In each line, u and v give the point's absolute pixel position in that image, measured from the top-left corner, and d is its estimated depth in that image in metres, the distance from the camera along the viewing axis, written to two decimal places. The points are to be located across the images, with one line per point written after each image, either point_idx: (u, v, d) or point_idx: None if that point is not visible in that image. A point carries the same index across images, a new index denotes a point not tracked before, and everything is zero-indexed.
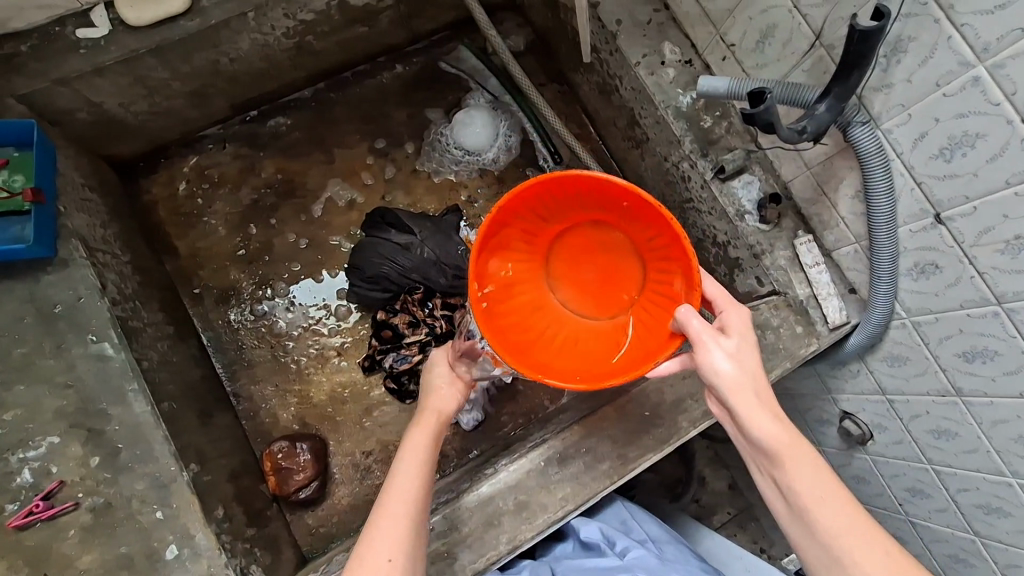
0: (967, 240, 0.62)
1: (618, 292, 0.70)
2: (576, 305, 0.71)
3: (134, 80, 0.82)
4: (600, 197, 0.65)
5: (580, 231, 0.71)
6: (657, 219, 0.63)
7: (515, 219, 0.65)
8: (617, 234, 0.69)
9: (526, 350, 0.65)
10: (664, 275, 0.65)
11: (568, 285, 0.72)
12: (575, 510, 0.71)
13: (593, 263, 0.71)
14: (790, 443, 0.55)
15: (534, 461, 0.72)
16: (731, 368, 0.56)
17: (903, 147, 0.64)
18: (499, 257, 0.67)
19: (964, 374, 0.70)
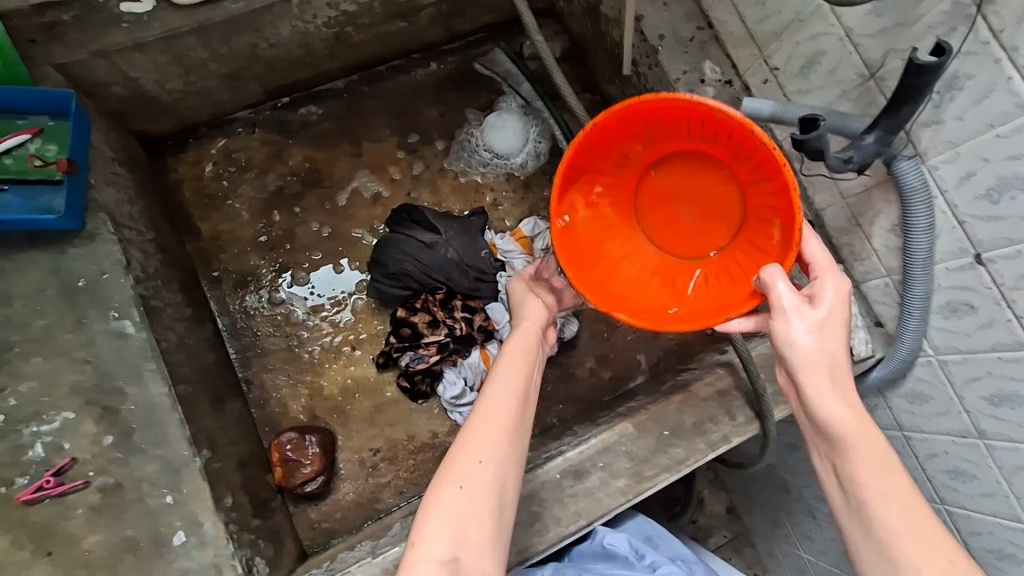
0: (1007, 282, 0.62)
1: (710, 233, 0.70)
2: (665, 238, 0.72)
3: (172, 58, 0.82)
4: (712, 132, 0.62)
5: (687, 163, 0.69)
6: (768, 165, 0.59)
7: (616, 143, 0.66)
8: (725, 173, 0.67)
9: (600, 279, 0.68)
10: (763, 224, 0.64)
11: (661, 218, 0.72)
12: (588, 525, 0.70)
13: (693, 198, 0.70)
14: (863, 436, 0.50)
15: (550, 473, 0.72)
16: (810, 339, 0.52)
17: (947, 185, 0.63)
18: (594, 181, 0.69)
19: (988, 417, 0.70)
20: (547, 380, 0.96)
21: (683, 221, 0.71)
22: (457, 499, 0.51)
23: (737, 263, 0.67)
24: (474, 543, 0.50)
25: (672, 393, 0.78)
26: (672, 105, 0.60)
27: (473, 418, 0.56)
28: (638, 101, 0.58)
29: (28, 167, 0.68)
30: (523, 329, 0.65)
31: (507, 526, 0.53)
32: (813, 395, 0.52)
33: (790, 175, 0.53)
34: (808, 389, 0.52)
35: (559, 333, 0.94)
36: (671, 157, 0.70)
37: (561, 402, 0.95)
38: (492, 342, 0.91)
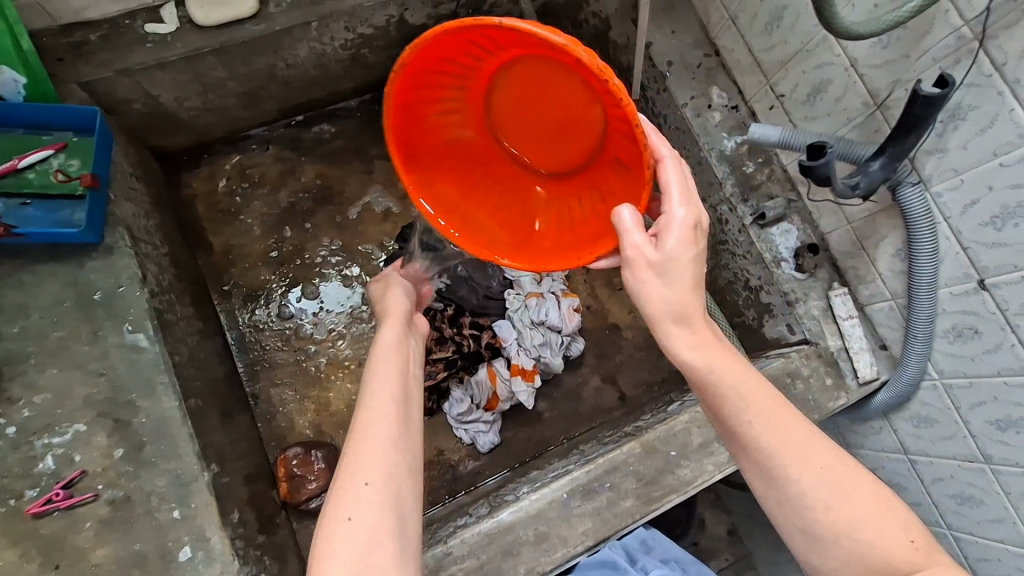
0: (1011, 308, 0.63)
1: (577, 140, 0.63)
2: (532, 151, 0.67)
3: (193, 77, 0.84)
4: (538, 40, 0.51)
5: (534, 68, 0.58)
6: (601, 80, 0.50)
7: (444, 65, 0.58)
8: (573, 80, 0.57)
9: (462, 212, 0.67)
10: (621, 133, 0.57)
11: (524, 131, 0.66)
12: (595, 546, 0.69)
13: (548, 108, 0.62)
14: (712, 351, 0.51)
15: (557, 492, 0.72)
16: (660, 277, 0.50)
17: (951, 212, 0.64)
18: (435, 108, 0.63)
19: (995, 442, 0.70)
20: (553, 398, 0.96)
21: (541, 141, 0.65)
22: (349, 531, 0.47)
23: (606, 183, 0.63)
24: (377, 569, 0.46)
25: (679, 413, 0.78)
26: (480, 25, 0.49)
27: (351, 441, 0.52)
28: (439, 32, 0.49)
29: (51, 181, 0.69)
30: (389, 325, 0.64)
31: (410, 533, 0.50)
32: (666, 334, 0.52)
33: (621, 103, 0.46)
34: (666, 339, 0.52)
35: (565, 351, 0.94)
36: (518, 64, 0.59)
37: (567, 422, 0.95)
38: (499, 360, 0.91)
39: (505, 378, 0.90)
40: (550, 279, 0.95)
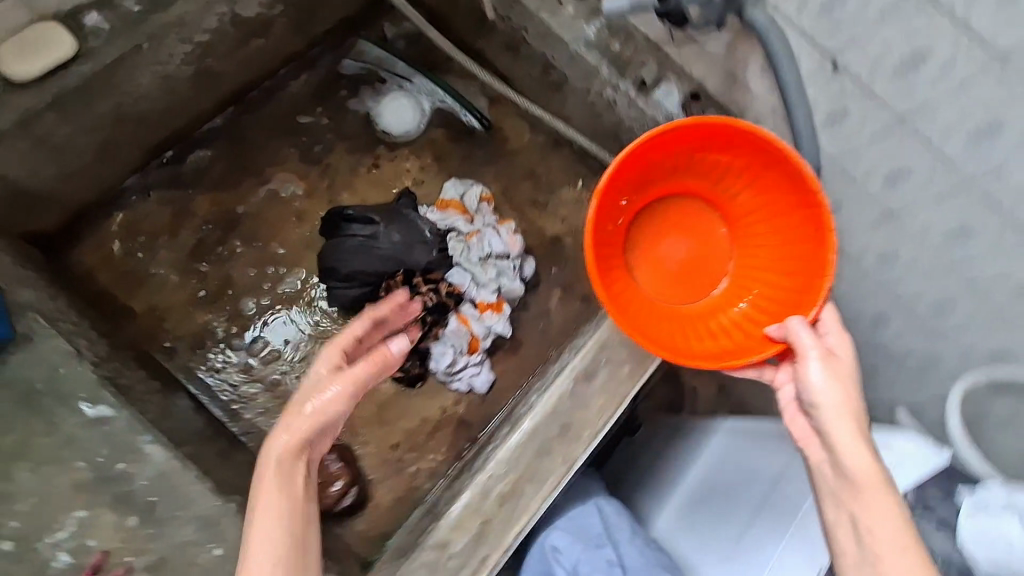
0: (865, 77, 0.71)
1: (694, 278, 0.78)
2: (658, 286, 0.77)
3: (36, 143, 0.78)
4: (697, 164, 0.74)
5: (686, 206, 0.79)
6: (763, 183, 0.70)
7: (637, 167, 0.71)
8: (717, 214, 0.78)
9: (631, 323, 0.71)
10: (766, 262, 0.73)
11: (652, 261, 0.78)
12: (615, 414, 0.74)
13: (679, 240, 0.79)
14: (873, 496, 0.52)
15: (563, 385, 0.76)
16: (827, 385, 0.56)
17: (790, 15, 0.73)
18: (627, 171, 0.70)
19: (892, 197, 0.78)
20: (526, 321, 1.00)
21: (762, 148, 0.67)
22: None
23: (779, 278, 0.71)
24: None
25: None
26: (686, 134, 0.69)
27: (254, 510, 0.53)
28: (731, 118, 0.65)
29: None
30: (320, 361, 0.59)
31: None
32: (830, 429, 0.55)
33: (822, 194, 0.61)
34: (831, 429, 0.55)
35: (520, 274, 0.98)
36: (668, 200, 0.78)
37: (547, 338, 1.00)
38: (466, 304, 0.93)
39: (476, 318, 0.93)
40: (481, 216, 0.99)
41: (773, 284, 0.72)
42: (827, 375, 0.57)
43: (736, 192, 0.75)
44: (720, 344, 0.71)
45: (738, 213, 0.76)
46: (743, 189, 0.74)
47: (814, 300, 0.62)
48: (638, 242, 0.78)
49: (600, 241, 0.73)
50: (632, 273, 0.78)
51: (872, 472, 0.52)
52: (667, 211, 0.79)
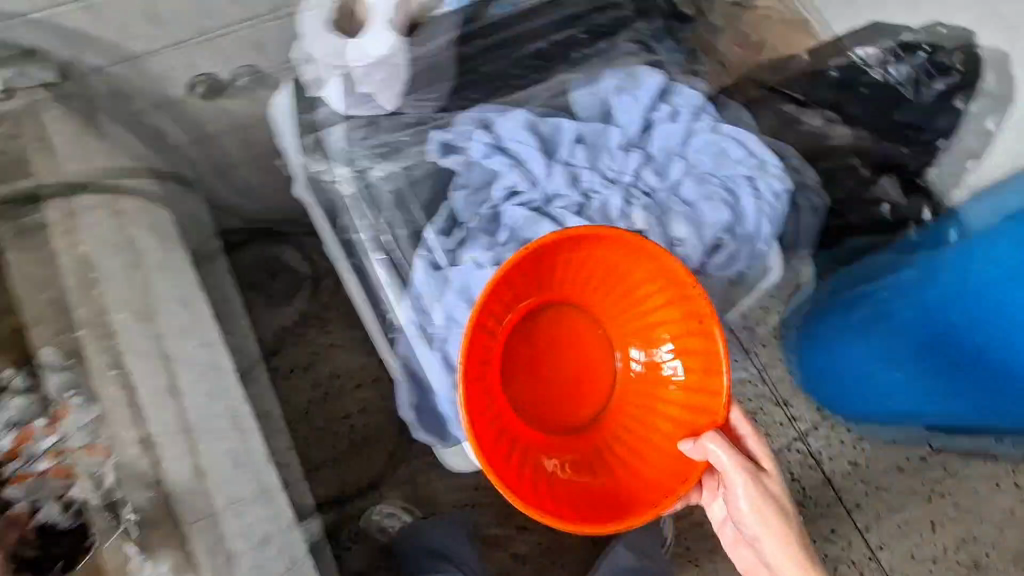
0: None
1: (584, 389, 0.99)
2: (547, 409, 0.97)
3: None
4: (557, 283, 0.95)
5: (557, 328, 0.98)
6: (626, 271, 0.92)
7: (489, 320, 0.88)
8: (600, 331, 1.00)
9: (552, 488, 0.88)
10: (683, 354, 0.91)
11: (526, 377, 0.97)
12: (128, 372, 0.85)
13: (558, 359, 0.98)
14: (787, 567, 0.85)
15: (92, 411, 0.82)
16: (750, 501, 0.86)
17: None
18: (498, 299, 0.88)
19: None
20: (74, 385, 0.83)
21: (648, 261, 0.87)
22: None
23: (681, 356, 0.91)
24: None
25: (47, 298, 0.87)
26: (520, 267, 0.87)
27: None
28: (613, 227, 0.83)
29: None
30: None
31: None
32: (768, 544, 0.87)
33: (705, 303, 0.82)
34: (761, 530, 0.87)
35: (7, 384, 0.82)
36: (540, 319, 0.97)
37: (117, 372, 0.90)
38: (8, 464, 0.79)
39: (28, 458, 0.80)
40: None
41: (674, 356, 0.93)
42: (750, 496, 0.86)
43: (584, 295, 0.98)
44: (661, 434, 0.91)
45: (608, 313, 0.99)
46: (659, 312, 0.92)
47: (721, 406, 0.84)
48: (530, 364, 0.98)
49: (484, 428, 0.85)
50: (547, 428, 0.96)
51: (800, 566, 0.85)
52: (536, 331, 0.97)
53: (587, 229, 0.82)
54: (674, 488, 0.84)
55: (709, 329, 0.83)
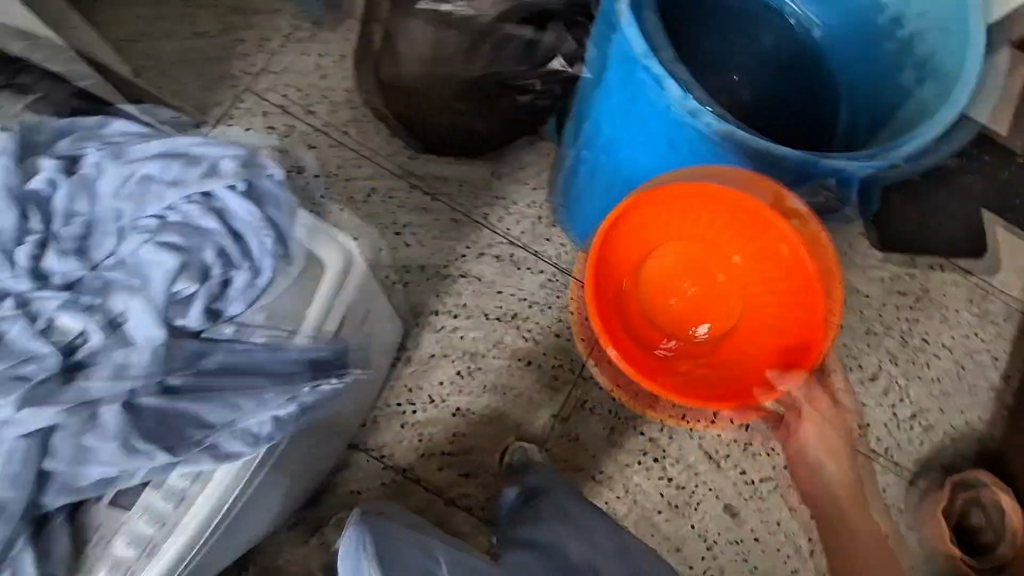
0: None
1: (696, 308, 1.42)
2: (652, 321, 1.41)
3: None
4: (694, 223, 1.33)
5: (691, 255, 1.39)
6: (739, 222, 1.25)
7: (609, 254, 1.28)
8: (719, 269, 1.39)
9: (666, 382, 1.21)
10: (767, 277, 1.30)
11: (659, 295, 1.42)
12: None
13: (682, 283, 1.42)
14: (849, 510, 1.11)
15: None
16: (829, 438, 1.13)
17: None
18: (613, 239, 1.26)
19: None
20: None
21: (746, 210, 1.18)
22: None
23: (761, 262, 1.29)
24: None
25: None
26: (657, 200, 1.21)
27: None
28: (703, 179, 1.14)
29: None
30: None
31: None
32: (851, 462, 1.13)
33: (805, 229, 1.14)
34: (846, 457, 1.13)
35: None
36: (660, 259, 1.40)
37: None
38: None
39: None
40: None
41: (769, 284, 1.30)
42: (810, 397, 1.16)
43: (717, 238, 1.35)
44: (738, 365, 1.33)
45: (725, 241, 1.34)
46: (750, 245, 1.29)
47: (826, 326, 1.14)
48: (648, 301, 1.42)
49: (624, 346, 1.26)
50: (671, 351, 1.39)
51: (853, 504, 1.11)
52: (665, 266, 1.41)
53: (719, 172, 1.11)
54: (743, 409, 1.18)
55: (805, 246, 1.15)
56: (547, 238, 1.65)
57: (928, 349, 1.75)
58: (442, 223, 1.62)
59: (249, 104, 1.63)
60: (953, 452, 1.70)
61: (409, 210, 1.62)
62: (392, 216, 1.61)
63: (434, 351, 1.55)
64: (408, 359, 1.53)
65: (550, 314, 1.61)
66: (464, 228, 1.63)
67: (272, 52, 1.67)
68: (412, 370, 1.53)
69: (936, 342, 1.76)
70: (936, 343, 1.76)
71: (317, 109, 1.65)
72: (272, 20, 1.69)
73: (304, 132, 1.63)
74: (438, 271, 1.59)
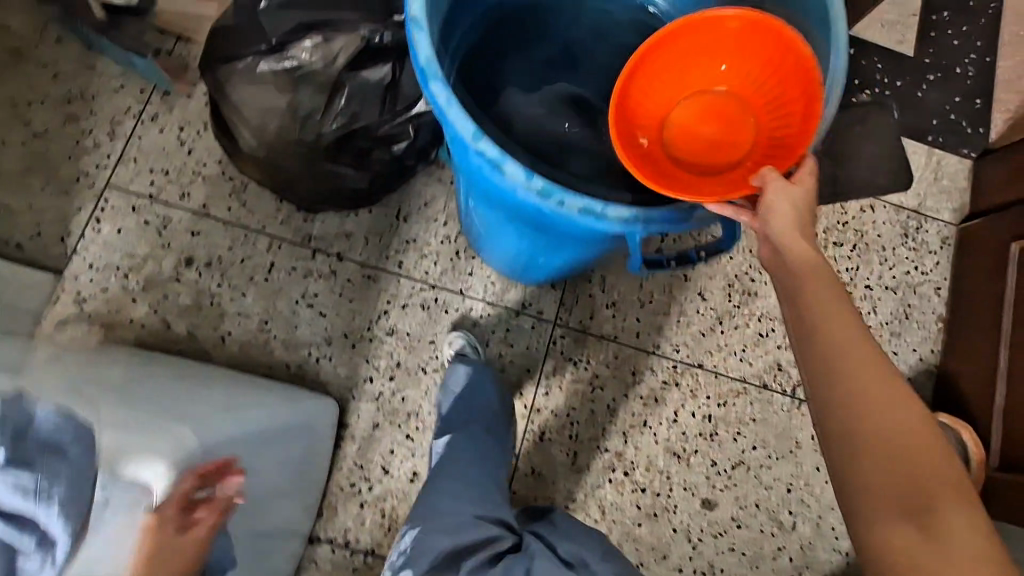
0: None
1: (721, 147, 0.92)
2: (675, 151, 0.93)
3: None
4: (743, 63, 0.92)
5: (717, 104, 0.94)
6: (778, 74, 0.89)
7: (652, 59, 0.90)
8: (751, 120, 0.92)
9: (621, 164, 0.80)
10: (777, 145, 0.89)
11: (683, 138, 0.93)
12: None
13: (710, 126, 0.93)
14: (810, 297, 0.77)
15: None
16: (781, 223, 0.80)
17: None
18: (658, 49, 0.89)
19: None
20: None
21: (789, 62, 0.86)
22: None
23: (785, 134, 0.88)
24: None
25: None
26: (711, 30, 0.89)
27: None
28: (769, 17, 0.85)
29: None
30: None
31: None
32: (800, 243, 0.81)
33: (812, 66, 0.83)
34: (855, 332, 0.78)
35: None
36: (698, 97, 0.95)
37: None
38: None
39: None
40: None
41: (776, 147, 0.88)
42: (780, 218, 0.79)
43: (745, 93, 0.93)
44: (725, 189, 0.85)
45: (765, 106, 0.92)
46: (786, 112, 0.88)
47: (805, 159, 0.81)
48: (675, 134, 0.94)
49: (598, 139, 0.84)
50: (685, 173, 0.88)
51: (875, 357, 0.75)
52: (708, 101, 0.95)
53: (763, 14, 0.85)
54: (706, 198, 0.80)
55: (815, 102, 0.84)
56: (469, 272, 1.55)
57: (872, 293, 1.74)
58: (355, 283, 1.51)
59: (114, 202, 1.45)
60: (912, 389, 1.71)
61: (317, 277, 1.50)
62: (300, 289, 1.49)
63: (377, 421, 1.46)
64: (351, 437, 1.44)
65: (490, 352, 1.53)
66: (379, 282, 1.52)
67: (126, 137, 1.48)
68: (358, 447, 1.44)
69: (879, 285, 1.75)
70: (879, 285, 1.74)
71: (192, 191, 1.48)
72: (116, 101, 1.49)
73: (183, 219, 1.47)
74: (362, 335, 1.49)
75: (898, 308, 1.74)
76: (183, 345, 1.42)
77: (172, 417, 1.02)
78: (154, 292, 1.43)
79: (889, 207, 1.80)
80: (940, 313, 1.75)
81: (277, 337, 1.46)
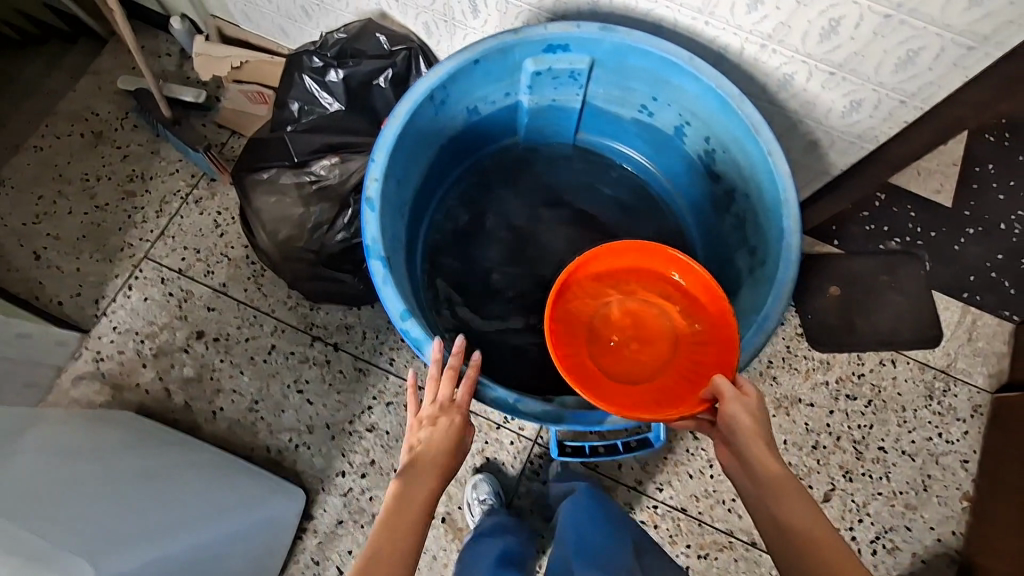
0: None
1: (655, 351, 1.07)
2: (630, 368, 1.06)
3: None
4: (619, 285, 1.10)
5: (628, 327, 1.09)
6: (643, 276, 1.10)
7: (570, 328, 1.06)
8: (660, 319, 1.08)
9: (629, 401, 0.98)
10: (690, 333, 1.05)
11: (624, 358, 1.07)
12: None
13: (635, 341, 1.08)
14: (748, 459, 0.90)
15: None
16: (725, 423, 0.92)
17: None
18: (568, 328, 1.06)
19: None
20: None
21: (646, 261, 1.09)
22: None
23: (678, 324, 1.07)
24: None
25: None
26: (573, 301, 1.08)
27: None
28: (595, 257, 1.07)
29: None
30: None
31: None
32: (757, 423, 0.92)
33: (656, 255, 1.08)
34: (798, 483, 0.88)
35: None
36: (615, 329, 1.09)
37: None
38: None
39: None
40: None
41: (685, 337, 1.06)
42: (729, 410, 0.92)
43: (642, 304, 1.09)
44: (675, 382, 1.01)
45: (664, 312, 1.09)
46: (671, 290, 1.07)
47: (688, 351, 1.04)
48: (616, 359, 1.07)
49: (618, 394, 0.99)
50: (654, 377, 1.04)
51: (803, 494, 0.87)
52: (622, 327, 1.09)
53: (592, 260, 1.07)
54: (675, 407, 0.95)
55: (671, 278, 1.07)
56: None
57: (886, 455, 1.62)
58: (346, 375, 1.56)
59: (147, 273, 1.60)
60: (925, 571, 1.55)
61: (311, 364, 1.56)
62: (294, 374, 1.55)
63: (341, 517, 1.46)
64: (313, 530, 1.45)
65: (464, 463, 1.51)
66: (368, 377, 1.56)
67: (170, 216, 1.64)
68: (319, 541, 1.44)
69: (895, 448, 1.62)
70: (894, 449, 1.62)
71: (216, 270, 1.61)
72: (169, 182, 1.67)
73: (203, 295, 1.59)
74: (343, 429, 1.52)
75: (916, 477, 1.61)
76: (177, 414, 1.51)
77: (156, 505, 1.06)
78: (163, 361, 1.54)
79: (913, 364, 1.69)
80: (965, 489, 1.60)
81: (263, 419, 1.52)
